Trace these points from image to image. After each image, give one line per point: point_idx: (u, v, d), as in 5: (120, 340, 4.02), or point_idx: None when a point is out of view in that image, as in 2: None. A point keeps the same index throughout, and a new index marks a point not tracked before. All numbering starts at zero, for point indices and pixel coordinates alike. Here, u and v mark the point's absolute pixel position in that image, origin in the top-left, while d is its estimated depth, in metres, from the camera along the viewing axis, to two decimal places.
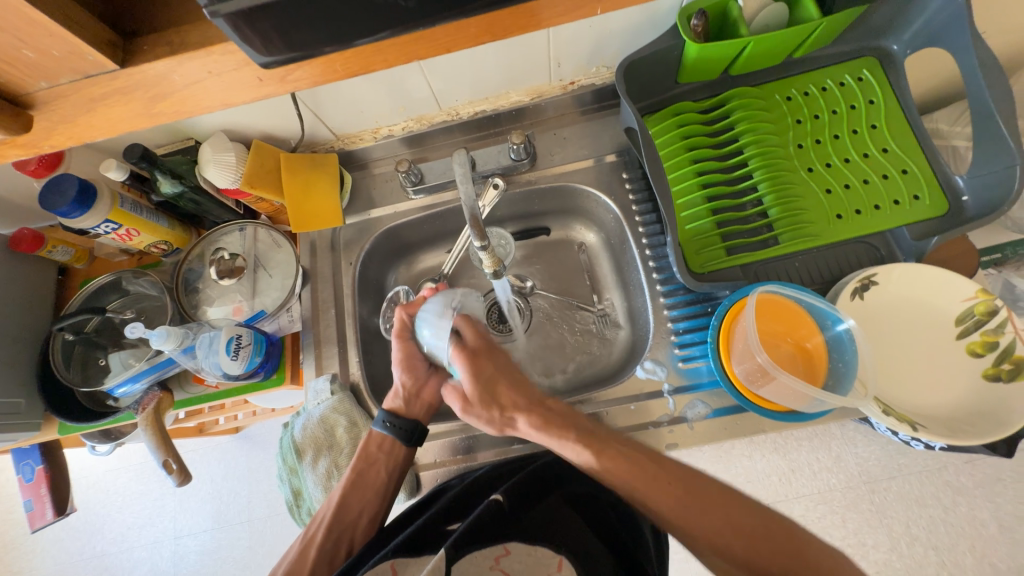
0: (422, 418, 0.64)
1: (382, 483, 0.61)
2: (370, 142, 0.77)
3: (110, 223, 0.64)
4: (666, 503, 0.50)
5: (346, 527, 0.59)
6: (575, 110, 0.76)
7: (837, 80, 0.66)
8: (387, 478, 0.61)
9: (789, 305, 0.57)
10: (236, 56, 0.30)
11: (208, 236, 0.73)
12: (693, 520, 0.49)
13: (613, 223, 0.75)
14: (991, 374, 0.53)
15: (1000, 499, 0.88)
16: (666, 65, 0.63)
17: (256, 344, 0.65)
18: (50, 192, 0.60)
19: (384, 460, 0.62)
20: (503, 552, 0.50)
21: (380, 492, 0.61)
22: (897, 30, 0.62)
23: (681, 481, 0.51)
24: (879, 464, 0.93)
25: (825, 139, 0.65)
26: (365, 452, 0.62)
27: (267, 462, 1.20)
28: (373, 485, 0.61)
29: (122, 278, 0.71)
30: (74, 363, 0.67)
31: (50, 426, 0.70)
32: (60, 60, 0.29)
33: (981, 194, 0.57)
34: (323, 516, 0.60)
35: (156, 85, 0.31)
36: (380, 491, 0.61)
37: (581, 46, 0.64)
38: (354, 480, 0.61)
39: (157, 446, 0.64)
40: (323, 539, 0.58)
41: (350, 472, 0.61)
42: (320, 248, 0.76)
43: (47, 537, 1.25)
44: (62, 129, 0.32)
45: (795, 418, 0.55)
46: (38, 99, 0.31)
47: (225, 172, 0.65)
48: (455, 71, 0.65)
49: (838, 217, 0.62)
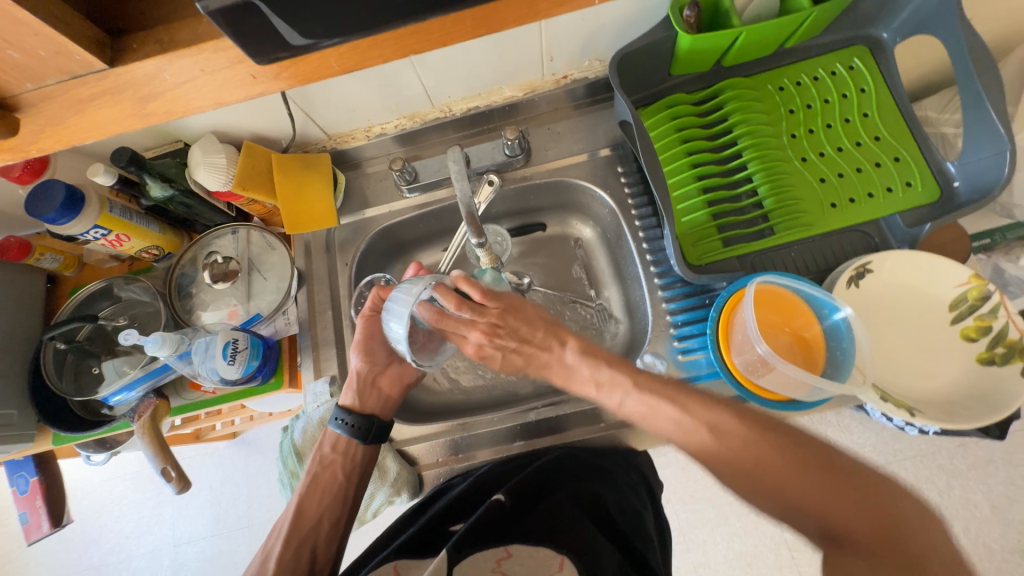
0: (381, 413, 0.63)
1: (339, 483, 0.60)
2: (362, 141, 0.76)
3: (99, 228, 0.63)
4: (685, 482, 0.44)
5: (307, 540, 0.58)
6: (568, 104, 0.76)
7: (828, 69, 0.66)
8: (345, 477, 0.61)
9: (787, 295, 0.57)
10: (229, 53, 0.29)
11: (200, 240, 0.72)
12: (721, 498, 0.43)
13: (609, 217, 0.75)
14: (985, 357, 0.54)
15: (992, 481, 0.90)
16: (659, 57, 0.63)
17: (253, 348, 0.65)
18: (37, 199, 0.59)
19: (341, 461, 0.61)
20: (505, 555, 0.50)
21: (337, 493, 0.60)
22: (887, 18, 0.63)
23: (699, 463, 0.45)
24: (875, 450, 0.94)
25: (818, 128, 0.65)
26: (319, 454, 0.61)
27: (266, 466, 1.20)
28: (328, 486, 0.60)
29: (114, 284, 0.70)
30: (66, 372, 0.66)
31: (43, 436, 0.69)
32: (46, 61, 0.28)
33: (973, 180, 0.58)
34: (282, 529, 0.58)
35: (145, 85, 0.30)
36: (340, 493, 0.60)
37: (573, 39, 0.64)
38: (311, 485, 0.60)
39: (154, 453, 0.64)
40: (283, 552, 0.56)
41: (305, 476, 0.60)
42: (315, 249, 0.76)
43: (42, 549, 1.23)
44: (50, 131, 0.31)
45: (794, 407, 0.56)
46: (24, 101, 0.30)
47: (216, 175, 0.64)
48: (447, 67, 0.64)
49: (833, 205, 0.62)
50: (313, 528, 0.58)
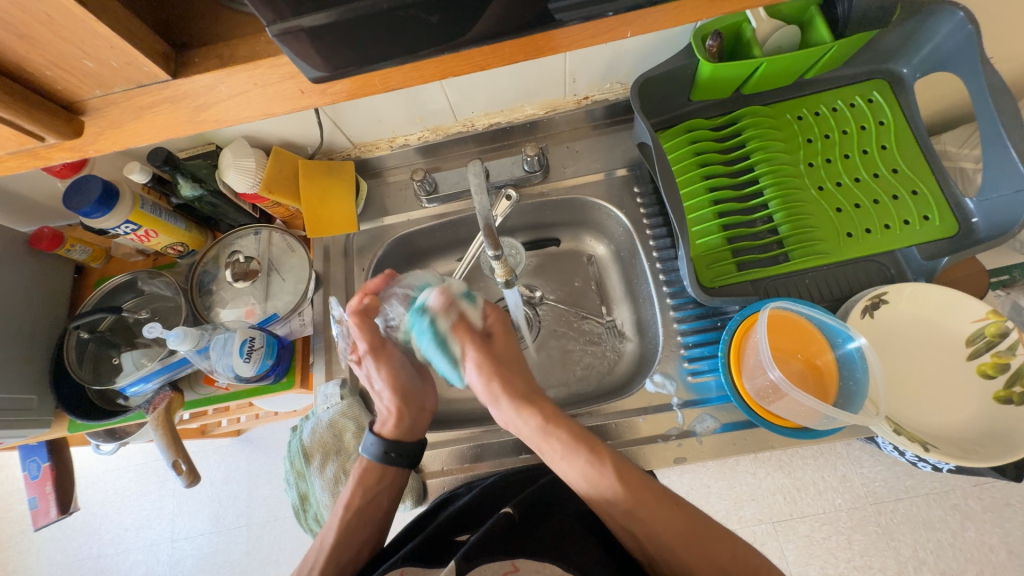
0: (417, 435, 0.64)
1: (379, 510, 0.61)
2: (386, 151, 0.78)
3: (130, 224, 0.66)
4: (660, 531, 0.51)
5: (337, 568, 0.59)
6: (587, 124, 0.77)
7: (847, 101, 0.67)
8: (386, 505, 0.62)
9: (800, 321, 0.57)
10: (282, 69, 0.31)
11: (223, 239, 0.74)
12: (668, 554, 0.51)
13: (623, 236, 0.76)
14: (1003, 396, 0.53)
15: (1009, 525, 0.87)
16: (680, 83, 0.64)
17: (269, 347, 0.66)
18: (74, 193, 0.62)
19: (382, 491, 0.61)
20: (511, 568, 0.49)
21: (378, 521, 0.61)
22: (907, 54, 0.64)
23: (671, 521, 0.51)
24: (886, 485, 0.92)
25: (836, 158, 0.66)
26: (363, 485, 0.61)
27: (269, 465, 1.20)
28: (372, 516, 0.61)
29: (138, 278, 0.72)
30: (87, 361, 0.68)
31: (60, 422, 0.70)
32: (117, 70, 0.30)
33: (992, 216, 0.58)
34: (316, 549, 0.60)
35: (202, 95, 0.32)
36: (379, 520, 0.61)
37: (596, 63, 0.66)
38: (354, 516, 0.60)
39: (166, 446, 0.65)
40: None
41: (346, 510, 0.60)
42: (334, 253, 0.77)
43: (44, 536, 1.24)
44: (109, 134, 0.33)
45: (805, 435, 0.56)
46: (90, 105, 0.32)
47: (244, 177, 0.66)
48: (473, 85, 0.67)
49: (849, 235, 0.63)
50: (342, 556, 0.59)
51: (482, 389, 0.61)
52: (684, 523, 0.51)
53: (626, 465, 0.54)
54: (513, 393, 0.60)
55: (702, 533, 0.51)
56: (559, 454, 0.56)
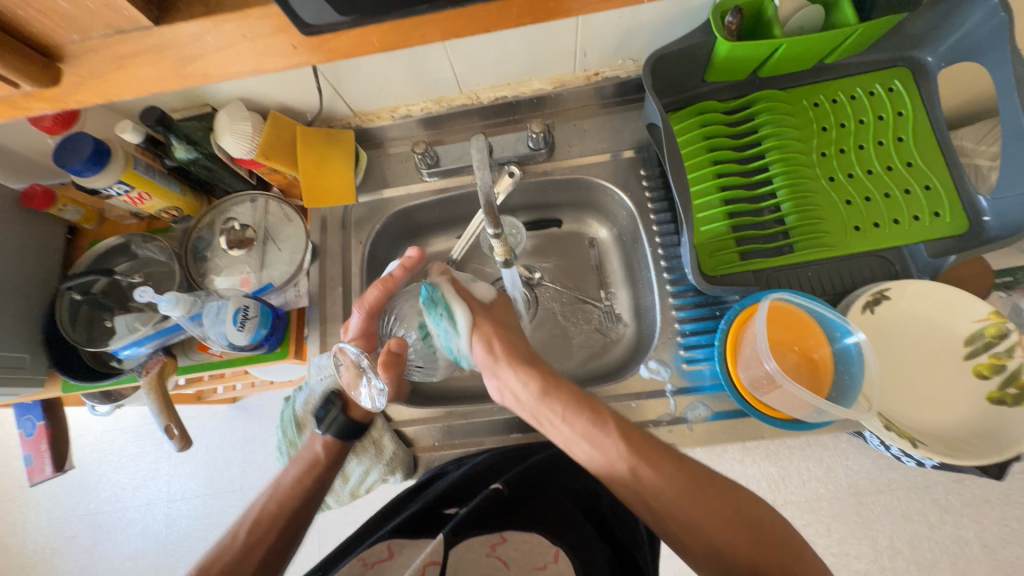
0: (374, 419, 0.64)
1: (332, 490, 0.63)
2: (387, 121, 0.76)
3: (122, 185, 0.64)
4: (665, 486, 0.49)
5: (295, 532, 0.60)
6: (596, 102, 0.75)
7: (866, 89, 0.65)
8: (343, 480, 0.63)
9: (799, 313, 0.57)
10: (272, 19, 0.31)
11: (219, 205, 0.72)
12: (688, 506, 0.48)
13: (626, 219, 0.75)
14: (995, 397, 0.53)
15: (985, 521, 0.89)
16: (695, 62, 0.62)
17: (263, 316, 0.65)
18: (64, 149, 0.60)
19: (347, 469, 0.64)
20: (499, 540, 0.52)
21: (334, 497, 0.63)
22: (933, 41, 0.61)
23: (676, 475, 0.50)
24: (869, 477, 0.94)
25: (849, 148, 0.64)
26: (330, 460, 0.63)
27: (264, 433, 1.22)
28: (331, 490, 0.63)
29: (132, 241, 0.71)
30: (80, 323, 0.68)
31: (53, 382, 0.70)
32: (95, 14, 0.30)
33: (1005, 215, 0.57)
34: (271, 514, 0.60)
35: (189, 45, 0.32)
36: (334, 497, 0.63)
37: (609, 37, 0.63)
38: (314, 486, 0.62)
39: (158, 410, 0.64)
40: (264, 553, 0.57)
41: (313, 480, 0.62)
42: (331, 224, 0.76)
43: (42, 491, 1.26)
44: (90, 84, 0.33)
45: (796, 427, 0.56)
46: (68, 51, 0.32)
47: (242, 143, 0.65)
48: (480, 54, 0.64)
49: (857, 228, 0.61)
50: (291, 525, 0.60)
51: (487, 359, 0.61)
52: (687, 480, 0.49)
53: (642, 436, 0.53)
54: (512, 352, 0.61)
55: (706, 491, 0.49)
56: (579, 436, 0.53)
